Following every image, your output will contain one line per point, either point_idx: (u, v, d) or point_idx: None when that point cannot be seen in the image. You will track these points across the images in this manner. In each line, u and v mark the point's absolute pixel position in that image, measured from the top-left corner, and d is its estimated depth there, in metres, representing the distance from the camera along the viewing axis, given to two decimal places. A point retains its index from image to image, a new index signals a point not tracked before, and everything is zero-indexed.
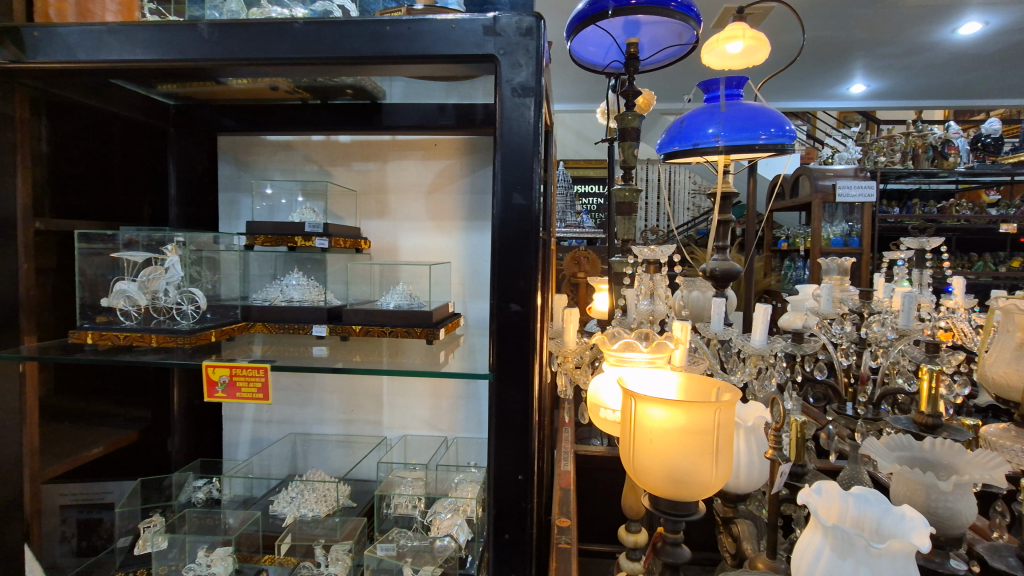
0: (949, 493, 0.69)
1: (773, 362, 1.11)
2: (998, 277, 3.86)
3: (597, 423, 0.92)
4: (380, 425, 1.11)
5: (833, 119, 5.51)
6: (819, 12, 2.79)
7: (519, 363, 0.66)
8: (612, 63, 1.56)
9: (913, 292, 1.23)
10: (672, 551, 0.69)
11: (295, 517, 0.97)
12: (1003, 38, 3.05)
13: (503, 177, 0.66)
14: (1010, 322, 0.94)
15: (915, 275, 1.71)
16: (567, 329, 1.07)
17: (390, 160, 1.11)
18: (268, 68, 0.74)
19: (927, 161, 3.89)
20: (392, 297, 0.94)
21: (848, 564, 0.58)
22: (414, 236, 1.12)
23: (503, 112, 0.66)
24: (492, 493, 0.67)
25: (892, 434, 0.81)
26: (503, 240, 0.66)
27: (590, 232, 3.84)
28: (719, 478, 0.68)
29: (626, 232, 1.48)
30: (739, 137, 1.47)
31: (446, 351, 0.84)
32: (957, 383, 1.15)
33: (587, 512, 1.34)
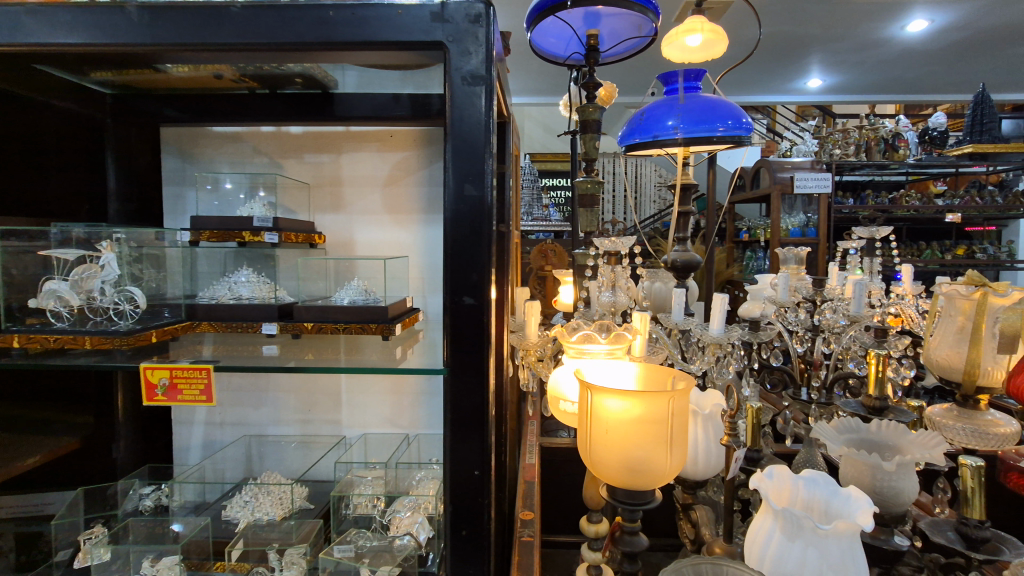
0: (893, 473, 0.71)
1: (730, 350, 1.14)
2: (944, 264, 4.05)
3: (557, 415, 0.92)
4: (338, 424, 1.09)
5: (792, 113, 5.66)
6: (776, 8, 2.86)
7: (473, 357, 0.65)
8: (573, 54, 1.56)
9: (863, 279, 1.27)
10: (629, 540, 0.69)
11: (248, 521, 0.94)
12: (947, 35, 3.18)
13: (454, 168, 0.65)
14: (952, 307, 0.99)
15: (866, 263, 1.78)
16: (528, 321, 1.07)
17: (344, 152, 1.08)
18: (206, 54, 0.70)
19: (879, 153, 4.03)
20: (346, 293, 0.92)
21: (796, 546, 0.60)
22: (370, 230, 1.09)
23: (453, 102, 0.65)
24: (448, 490, 0.66)
25: (842, 418, 0.84)
26: (455, 232, 0.65)
27: (556, 225, 3.85)
28: (675, 467, 0.69)
29: (588, 224, 1.49)
30: (697, 130, 1.49)
31: (403, 347, 0.82)
32: (903, 366, 1.20)
33: (551, 504, 1.35)
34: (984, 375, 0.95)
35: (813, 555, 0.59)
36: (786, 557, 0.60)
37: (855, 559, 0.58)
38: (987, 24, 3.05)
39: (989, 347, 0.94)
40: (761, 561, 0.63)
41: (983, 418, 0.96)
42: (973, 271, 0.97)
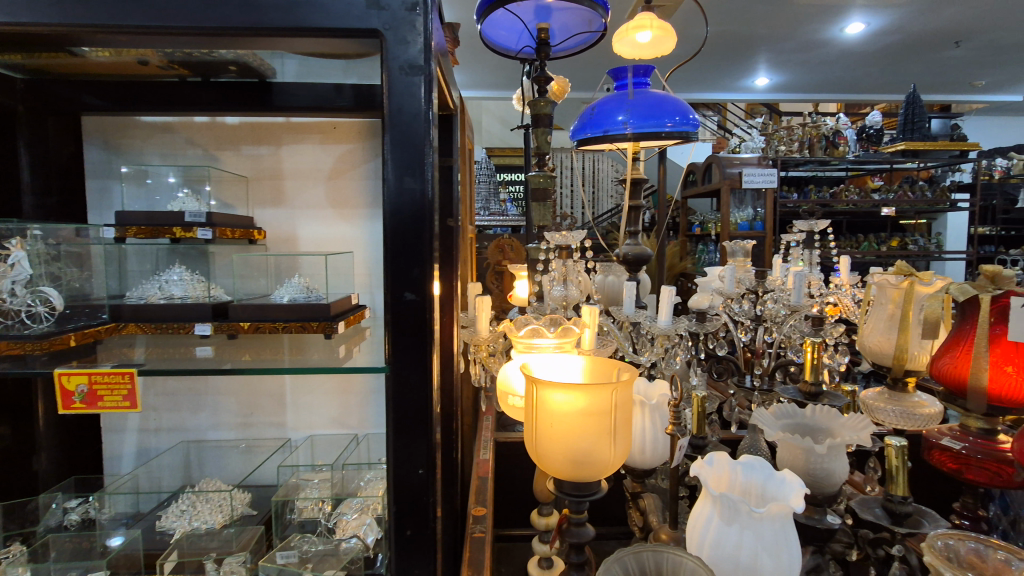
0: (825, 455, 0.75)
1: (678, 341, 1.16)
2: (880, 255, 4.29)
3: (506, 409, 0.92)
4: (283, 426, 1.06)
5: (741, 110, 5.85)
6: (724, 7, 2.93)
7: (416, 354, 0.64)
8: (525, 48, 1.55)
9: (802, 270, 1.33)
10: (576, 531, 0.70)
11: (185, 531, 0.91)
12: (882, 38, 3.35)
13: (395, 160, 0.63)
14: (883, 297, 1.06)
15: (806, 255, 1.86)
16: (479, 317, 1.06)
17: (284, 144, 1.04)
18: (125, 38, 0.65)
19: (821, 149, 4.22)
20: (287, 291, 0.89)
21: (733, 530, 0.62)
22: (313, 225, 1.06)
23: (391, 93, 0.63)
24: (391, 490, 0.64)
25: (779, 404, 0.88)
26: (396, 227, 0.63)
27: (513, 220, 3.86)
28: (619, 457, 0.70)
29: (541, 218, 1.50)
30: (646, 125, 1.52)
31: (347, 346, 0.80)
32: (839, 353, 1.26)
33: (505, 499, 1.35)
34: (911, 360, 1.02)
35: (749, 538, 0.61)
36: (724, 540, 0.62)
37: (787, 539, 0.61)
38: (917, 29, 3.22)
39: (915, 333, 1.01)
40: (701, 546, 0.64)
41: (912, 399, 1.02)
42: (902, 262, 1.03)
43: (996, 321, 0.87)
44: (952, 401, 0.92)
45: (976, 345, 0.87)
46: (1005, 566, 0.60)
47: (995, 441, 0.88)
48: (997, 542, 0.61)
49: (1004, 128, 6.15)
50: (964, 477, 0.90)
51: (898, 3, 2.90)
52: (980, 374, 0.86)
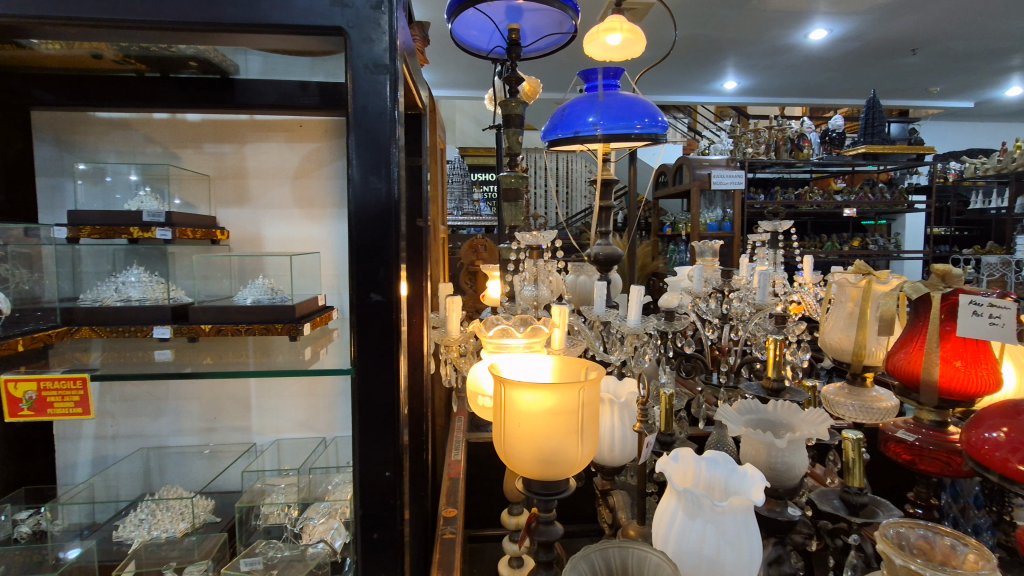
0: (784, 449, 0.77)
1: (647, 340, 1.17)
2: (843, 255, 4.43)
3: (475, 410, 0.92)
4: (248, 430, 1.04)
5: (711, 113, 5.97)
6: (693, 11, 2.99)
7: (382, 356, 0.63)
8: (496, 48, 1.55)
9: (766, 269, 1.36)
10: (544, 529, 0.70)
11: (144, 541, 0.89)
12: (844, 44, 3.46)
13: (360, 159, 0.62)
14: (843, 295, 1.10)
15: (771, 254, 1.91)
16: (449, 317, 1.05)
17: (248, 143, 1.03)
18: (76, 30, 0.63)
19: (786, 152, 4.31)
20: (250, 292, 0.86)
21: (696, 523, 0.63)
22: (278, 225, 1.04)
23: (356, 92, 0.62)
24: (357, 494, 0.64)
25: (742, 400, 0.90)
26: (360, 227, 0.62)
27: (486, 220, 3.86)
28: (587, 455, 0.70)
29: (512, 218, 1.50)
30: (615, 126, 1.53)
31: (313, 347, 0.78)
32: (801, 349, 1.30)
33: (477, 499, 1.35)
34: (869, 356, 1.06)
35: (711, 532, 0.62)
36: (688, 536, 0.64)
37: (748, 532, 0.62)
38: (876, 36, 3.34)
39: (872, 330, 1.05)
40: (666, 541, 0.65)
41: (870, 394, 1.05)
42: (860, 262, 1.07)
43: (946, 318, 0.91)
44: (907, 395, 0.96)
45: (928, 342, 0.91)
46: (951, 551, 0.62)
47: (946, 432, 0.92)
48: (944, 529, 0.64)
49: (957, 133, 6.43)
50: (917, 468, 0.94)
51: (857, 11, 3.00)
52: (932, 368, 0.90)
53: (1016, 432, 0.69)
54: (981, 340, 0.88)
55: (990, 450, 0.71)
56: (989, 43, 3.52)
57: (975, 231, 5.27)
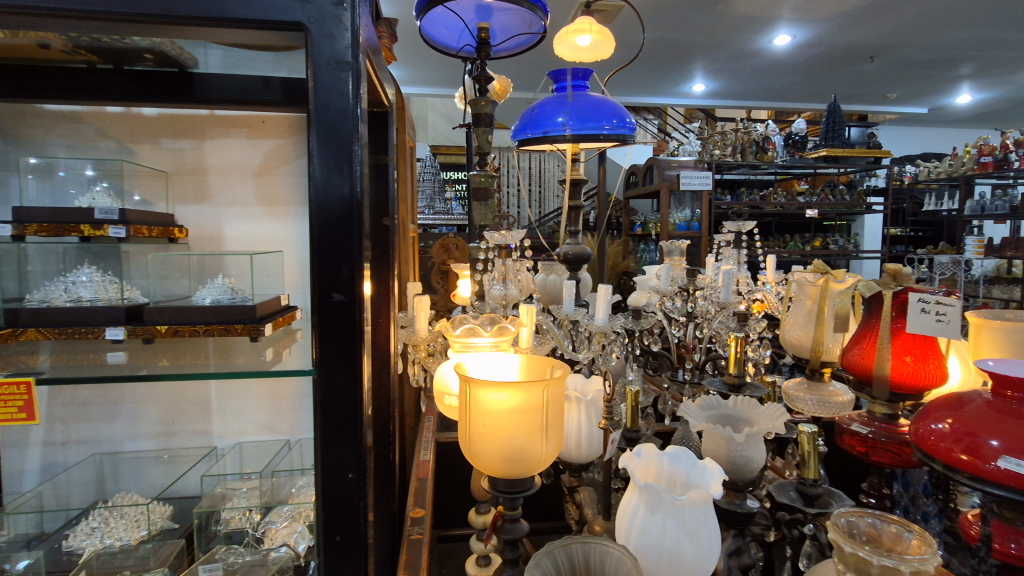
0: (743, 443, 0.79)
1: (614, 338, 1.18)
2: (805, 254, 4.57)
3: (442, 409, 0.91)
4: (208, 434, 1.01)
5: (681, 115, 6.08)
6: (662, 15, 3.04)
7: (345, 357, 0.62)
8: (465, 47, 1.54)
9: (730, 268, 1.40)
10: (510, 527, 0.70)
11: (96, 550, 0.85)
12: (806, 50, 3.57)
13: (322, 157, 0.61)
14: (802, 293, 1.15)
15: (735, 254, 1.96)
16: (417, 317, 1.05)
17: (208, 138, 1.00)
18: (19, 18, 0.60)
19: (751, 154, 4.40)
20: (209, 292, 0.83)
21: (657, 517, 0.65)
22: (239, 223, 1.03)
23: (317, 88, 0.61)
24: (319, 497, 0.63)
25: (704, 396, 0.92)
26: (321, 226, 0.62)
27: (458, 218, 3.85)
28: (551, 453, 0.71)
29: (482, 217, 1.51)
30: (584, 127, 1.55)
31: (275, 348, 0.76)
32: (762, 346, 1.34)
33: (446, 500, 1.34)
34: (826, 352, 1.10)
35: (672, 525, 0.64)
36: (649, 529, 0.65)
37: (707, 524, 0.64)
38: (837, 43, 3.46)
39: (828, 328, 1.09)
40: (628, 535, 0.67)
41: (828, 388, 1.07)
42: (818, 262, 1.12)
43: (896, 315, 0.96)
44: (861, 389, 1.00)
45: (880, 338, 0.95)
46: (897, 537, 0.65)
47: (897, 425, 0.96)
48: (891, 517, 0.67)
49: (912, 138, 6.70)
50: (870, 459, 0.97)
51: (819, 19, 3.10)
52: (884, 364, 0.94)
53: (959, 423, 0.73)
54: (928, 337, 0.93)
55: (935, 441, 0.74)
56: (941, 52, 3.68)
57: (928, 231, 5.51)
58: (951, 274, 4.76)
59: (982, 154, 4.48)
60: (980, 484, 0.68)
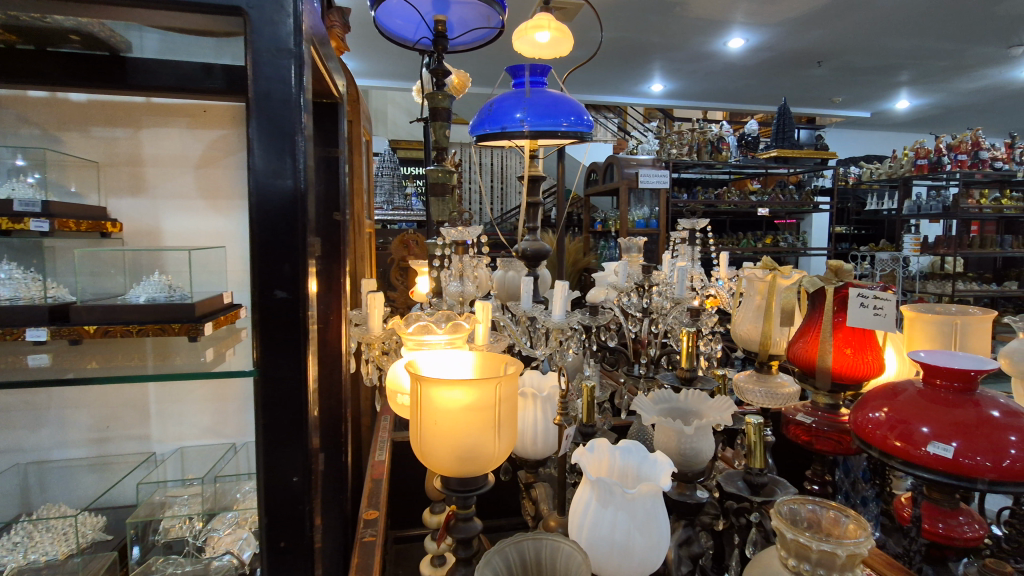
0: (693, 436, 0.81)
1: (571, 334, 1.19)
2: (757, 251, 4.74)
3: (394, 408, 0.90)
4: (146, 439, 0.98)
5: (640, 114, 6.18)
6: (620, 15, 3.08)
7: (287, 356, 0.60)
8: (422, 39, 1.51)
9: (684, 265, 1.43)
10: (463, 526, 0.70)
11: (19, 566, 0.80)
12: (758, 54, 3.69)
13: (264, 148, 0.59)
14: (752, 289, 1.20)
15: (690, 251, 2.01)
16: (371, 314, 1.02)
17: (144, 127, 0.95)
18: None
19: (706, 153, 4.53)
20: (143, 289, 0.77)
21: (608, 511, 0.65)
22: (179, 217, 0.98)
23: (257, 75, 0.58)
24: (261, 501, 0.60)
25: (656, 391, 0.94)
26: (262, 221, 0.59)
27: (418, 214, 3.82)
28: (504, 451, 0.70)
29: (439, 213, 1.49)
30: (542, 123, 1.55)
31: (216, 348, 0.73)
32: (714, 340, 1.38)
33: (404, 500, 1.32)
34: (774, 345, 1.14)
35: (622, 519, 0.64)
36: (601, 523, 0.65)
37: (657, 517, 0.65)
38: (787, 48, 3.59)
39: (775, 322, 1.13)
40: (580, 529, 0.67)
41: (776, 380, 1.10)
42: (766, 258, 1.16)
43: (838, 310, 1.00)
44: (806, 380, 1.04)
45: (823, 332, 0.99)
46: (836, 522, 0.68)
47: (838, 414, 1.01)
48: (830, 503, 0.70)
49: (857, 140, 7.03)
50: (814, 448, 1.01)
51: (770, 24, 3.21)
52: (826, 356, 0.98)
53: (894, 411, 0.76)
54: (867, 330, 0.98)
55: (872, 429, 0.77)
56: (882, 59, 3.87)
57: (870, 230, 5.81)
58: (890, 271, 5.03)
59: (919, 156, 4.75)
60: (913, 469, 0.72)
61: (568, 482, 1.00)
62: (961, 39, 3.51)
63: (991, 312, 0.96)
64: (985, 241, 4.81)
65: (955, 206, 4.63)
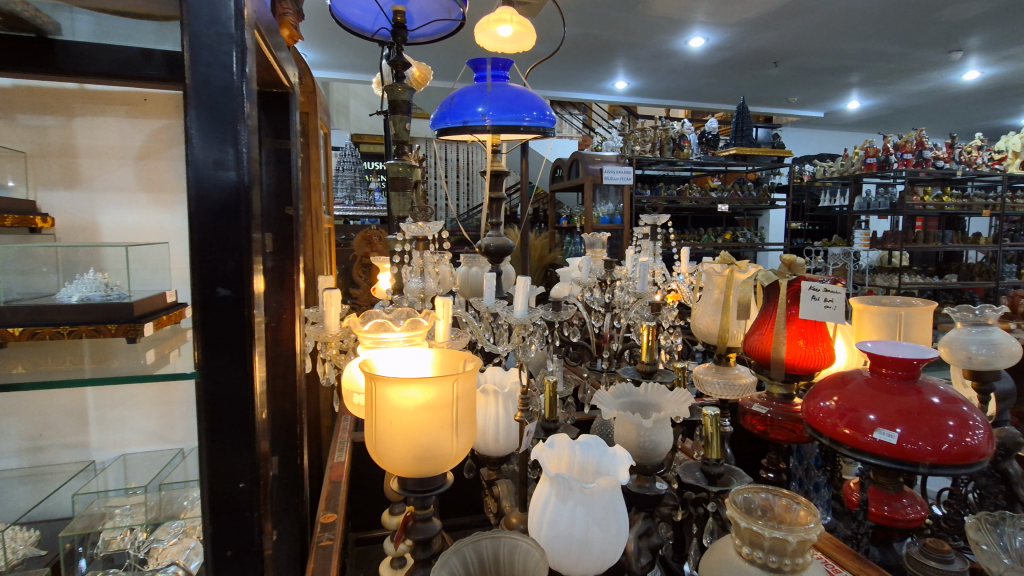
0: (651, 428, 0.82)
1: (533, 330, 1.18)
2: (717, 247, 4.86)
3: (351, 409, 0.88)
4: (85, 447, 0.94)
5: (604, 111, 6.23)
6: (585, 11, 3.09)
7: (232, 355, 0.57)
8: (381, 30, 1.48)
9: (646, 260, 1.44)
10: (422, 527, 0.69)
11: None
12: (718, 53, 3.77)
13: (204, 137, 0.55)
14: (711, 283, 1.22)
15: (651, 246, 2.04)
16: (327, 312, 0.99)
17: (78, 116, 0.91)
18: None
19: (668, 150, 4.61)
20: (76, 289, 0.73)
21: (567, 506, 0.65)
22: (118, 211, 0.95)
23: (195, 62, 0.55)
24: (205, 508, 0.57)
25: (616, 384, 0.94)
26: (203, 214, 0.56)
27: (381, 210, 3.75)
28: (463, 450, 0.69)
29: (400, 208, 1.46)
30: (504, 118, 1.54)
31: (158, 349, 0.70)
32: (674, 334, 1.40)
33: (365, 501, 1.30)
34: (732, 338, 1.16)
35: (581, 513, 0.64)
36: (560, 518, 0.65)
37: (616, 511, 0.65)
38: (745, 48, 3.68)
39: (733, 315, 1.16)
40: (539, 526, 0.67)
41: (733, 371, 1.11)
42: (725, 253, 1.19)
43: (792, 302, 1.03)
44: (761, 371, 1.06)
45: (777, 324, 1.02)
46: (788, 509, 0.69)
47: (792, 404, 1.03)
48: (782, 490, 0.71)
49: (812, 140, 7.28)
50: (770, 437, 1.04)
51: (730, 24, 3.28)
52: (780, 347, 1.00)
53: (844, 399, 0.78)
54: (818, 321, 1.01)
55: (823, 417, 0.80)
56: (835, 61, 4.02)
57: (823, 226, 6.03)
58: (841, 265, 5.24)
59: (869, 155, 4.96)
60: (861, 455, 0.74)
61: (531, 478, 0.99)
62: (907, 43, 3.68)
63: (933, 303, 1.00)
64: (928, 236, 5.07)
65: (902, 203, 4.86)
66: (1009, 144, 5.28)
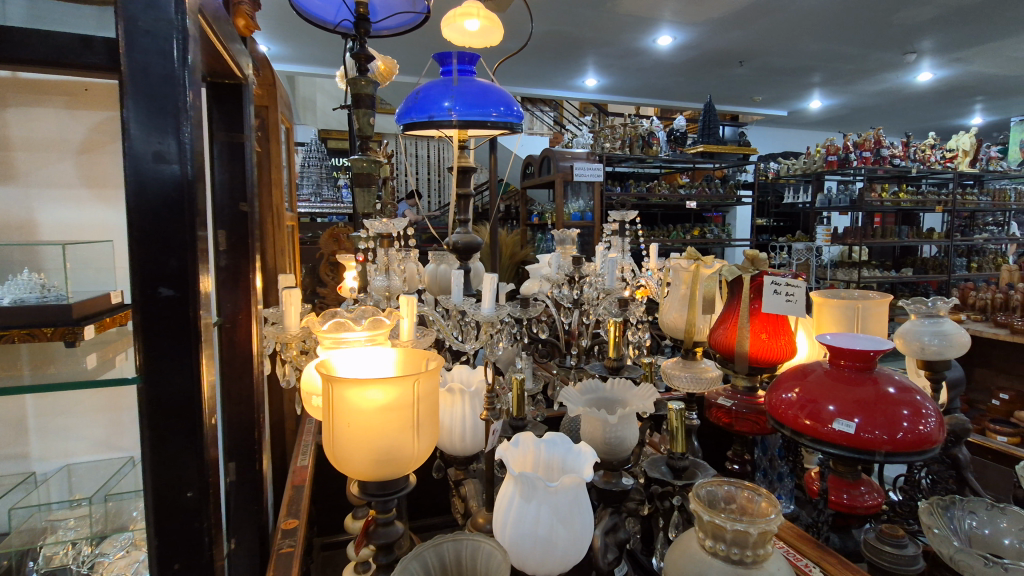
0: (617, 424, 0.82)
1: (500, 328, 1.16)
2: (686, 243, 4.94)
3: (311, 411, 0.85)
4: (25, 458, 0.94)
5: (575, 108, 6.25)
6: (554, 8, 3.09)
7: (176, 359, 0.54)
8: (343, 22, 1.43)
9: (614, 256, 1.45)
10: (384, 531, 0.67)
11: None
12: (685, 52, 3.82)
13: (143, 129, 0.52)
14: (677, 278, 1.23)
15: (620, 243, 2.05)
16: (286, 311, 0.96)
17: (11, 106, 0.90)
18: None
19: (638, 148, 4.65)
20: (9, 290, 0.68)
21: (532, 506, 0.64)
22: (57, 208, 0.95)
23: (131, 48, 0.51)
24: (150, 519, 0.55)
25: (584, 381, 0.94)
26: (142, 211, 0.53)
27: (348, 207, 3.68)
28: (425, 452, 0.68)
29: (364, 204, 1.43)
30: (470, 113, 1.52)
31: (100, 354, 0.65)
32: (641, 329, 1.41)
33: (330, 504, 1.27)
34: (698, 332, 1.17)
35: (545, 512, 0.63)
36: (524, 518, 0.64)
37: (580, 508, 0.65)
38: (711, 47, 3.74)
39: (698, 310, 1.17)
40: (504, 526, 0.66)
41: (699, 365, 1.12)
42: (690, 249, 1.20)
43: (754, 297, 1.04)
44: (726, 365, 1.07)
45: (740, 319, 1.03)
46: (750, 501, 0.70)
47: (755, 396, 1.05)
48: (745, 483, 0.72)
49: (775, 138, 7.47)
50: (734, 429, 1.05)
51: (696, 23, 3.32)
52: (744, 341, 1.02)
53: (804, 391, 0.80)
54: (780, 315, 1.03)
55: (785, 409, 0.81)
56: (798, 61, 4.12)
57: (787, 222, 6.19)
58: (805, 260, 5.39)
59: (830, 153, 5.10)
60: (821, 445, 0.76)
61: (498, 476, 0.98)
62: (865, 44, 3.80)
63: (888, 296, 1.03)
64: (885, 232, 5.25)
65: (861, 200, 5.02)
66: (960, 142, 5.50)
